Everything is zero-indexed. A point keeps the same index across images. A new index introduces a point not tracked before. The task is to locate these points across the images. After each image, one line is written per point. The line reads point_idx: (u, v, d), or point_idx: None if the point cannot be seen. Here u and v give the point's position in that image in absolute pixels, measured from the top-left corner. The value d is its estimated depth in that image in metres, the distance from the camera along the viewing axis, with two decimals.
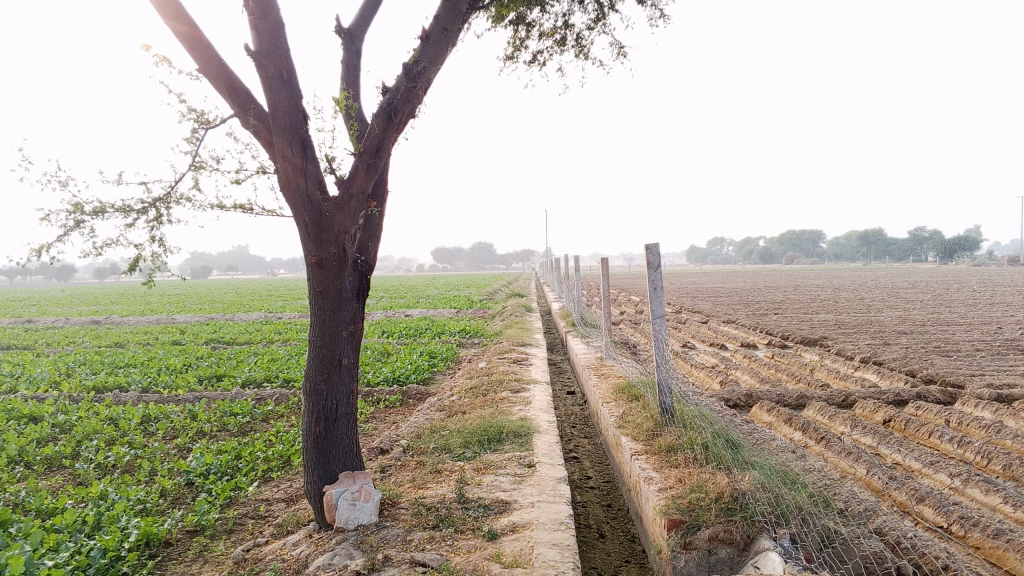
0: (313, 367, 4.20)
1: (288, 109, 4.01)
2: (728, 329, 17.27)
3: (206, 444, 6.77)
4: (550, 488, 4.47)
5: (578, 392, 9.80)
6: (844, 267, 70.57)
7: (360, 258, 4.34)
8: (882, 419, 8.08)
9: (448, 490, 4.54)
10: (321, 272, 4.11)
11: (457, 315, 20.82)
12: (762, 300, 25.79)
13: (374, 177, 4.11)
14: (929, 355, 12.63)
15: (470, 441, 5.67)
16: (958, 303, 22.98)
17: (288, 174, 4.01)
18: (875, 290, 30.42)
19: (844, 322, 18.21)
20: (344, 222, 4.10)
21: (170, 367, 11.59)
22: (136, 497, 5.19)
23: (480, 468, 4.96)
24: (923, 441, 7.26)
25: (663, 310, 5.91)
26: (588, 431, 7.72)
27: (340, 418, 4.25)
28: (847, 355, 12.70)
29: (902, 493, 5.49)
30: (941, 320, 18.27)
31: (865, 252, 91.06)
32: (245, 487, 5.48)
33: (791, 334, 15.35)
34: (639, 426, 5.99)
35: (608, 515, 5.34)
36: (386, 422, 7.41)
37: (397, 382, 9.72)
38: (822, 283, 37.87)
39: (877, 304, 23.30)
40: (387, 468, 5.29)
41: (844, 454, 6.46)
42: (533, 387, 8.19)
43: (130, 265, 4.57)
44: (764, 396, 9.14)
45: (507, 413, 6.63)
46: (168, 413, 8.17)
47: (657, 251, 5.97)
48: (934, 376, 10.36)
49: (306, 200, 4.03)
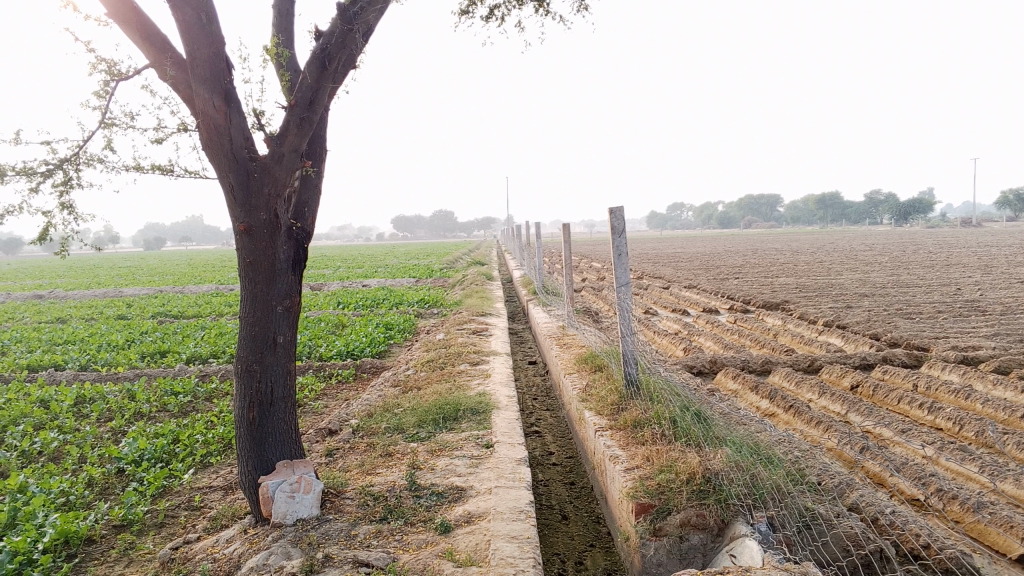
0: (244, 346, 3.80)
1: (208, 58, 3.56)
2: (689, 294, 17.09)
3: (142, 426, 6.33)
4: (509, 471, 4.13)
5: (539, 363, 9.50)
6: (800, 230, 71.11)
7: (294, 226, 3.93)
8: (850, 384, 7.88)
9: (398, 476, 4.17)
10: (250, 240, 3.69)
11: (416, 284, 20.35)
12: (722, 265, 25.68)
13: (308, 133, 3.69)
14: (891, 317, 12.53)
15: (425, 420, 5.31)
16: (915, 265, 23.07)
17: (210, 131, 3.58)
18: (832, 253, 30.54)
19: (804, 285, 18.11)
20: (274, 185, 3.69)
21: (111, 343, 11.05)
22: (59, 490, 4.75)
23: (434, 450, 4.60)
24: (892, 407, 7.08)
25: (628, 277, 5.58)
26: (550, 403, 7.41)
27: (276, 402, 3.86)
28: (810, 318, 12.56)
29: (877, 464, 5.27)
30: (899, 282, 18.26)
31: (822, 215, 92.06)
32: (181, 475, 5.07)
33: (753, 298, 15.18)
34: (603, 399, 5.67)
35: (572, 494, 5.03)
36: (338, 399, 7.02)
37: (351, 356, 9.31)
38: (778, 247, 38.03)
39: (836, 267, 23.31)
40: (335, 451, 4.92)
41: (815, 423, 6.22)
42: (492, 359, 7.85)
43: (40, 235, 4.11)
44: (729, 362, 8.90)
45: (464, 388, 6.28)
46: (104, 393, 7.69)
47: (621, 215, 5.63)
48: (898, 339, 10.23)
49: (231, 161, 3.60)
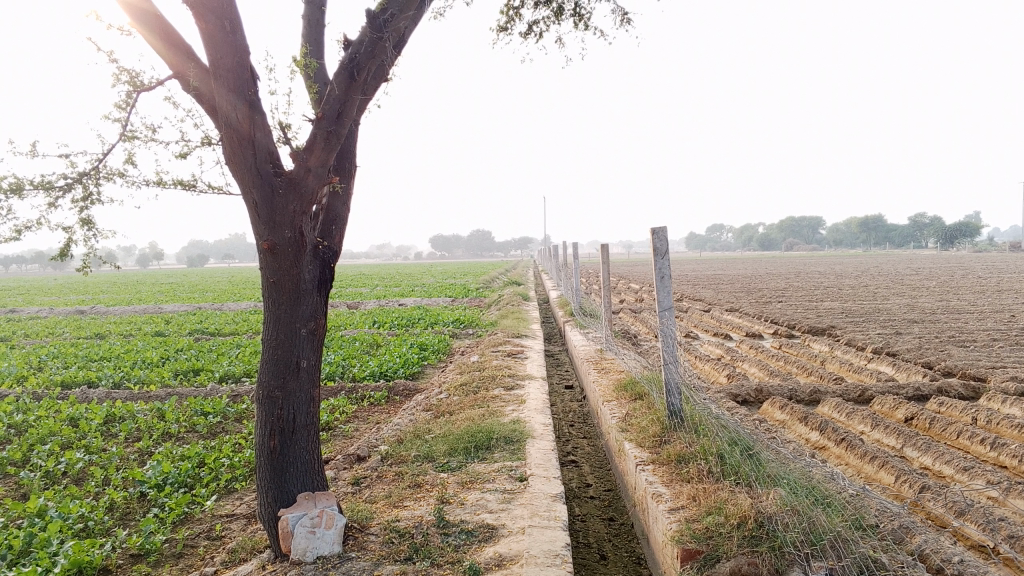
0: (266, 371, 3.60)
1: (232, 67, 3.40)
2: (732, 318, 16.69)
3: (169, 447, 6.18)
4: (544, 509, 3.87)
5: (576, 387, 9.22)
6: (843, 253, 69.94)
7: (321, 245, 3.74)
8: (904, 416, 7.49)
9: (426, 510, 3.93)
10: (274, 259, 3.50)
11: (452, 304, 20.17)
12: (764, 288, 25.18)
13: (335, 147, 3.50)
14: (944, 345, 12.05)
15: (456, 449, 5.07)
16: (965, 290, 22.38)
17: (233, 145, 3.41)
18: (878, 277, 29.80)
19: (851, 310, 17.60)
20: (300, 201, 3.50)
21: (146, 360, 11.02)
22: (78, 515, 4.59)
23: (465, 482, 4.36)
24: (951, 442, 6.68)
25: (671, 302, 5.31)
26: (588, 430, 7.13)
27: (299, 430, 3.64)
28: (858, 345, 12.13)
29: (939, 506, 4.92)
30: (950, 308, 17.67)
31: (866, 239, 90.55)
32: (204, 501, 4.88)
33: (798, 322, 14.74)
34: (644, 430, 5.40)
35: (610, 531, 4.75)
36: (368, 423, 6.82)
37: (384, 377, 9.13)
38: (822, 271, 37.29)
39: (882, 291, 22.70)
40: (362, 480, 4.70)
41: (869, 458, 5.87)
42: (527, 384, 7.60)
43: (60, 252, 3.98)
44: (775, 391, 8.55)
45: (499, 414, 6.04)
46: (134, 412, 7.58)
47: (664, 236, 5.36)
48: (953, 368, 9.78)
49: (255, 176, 3.43)
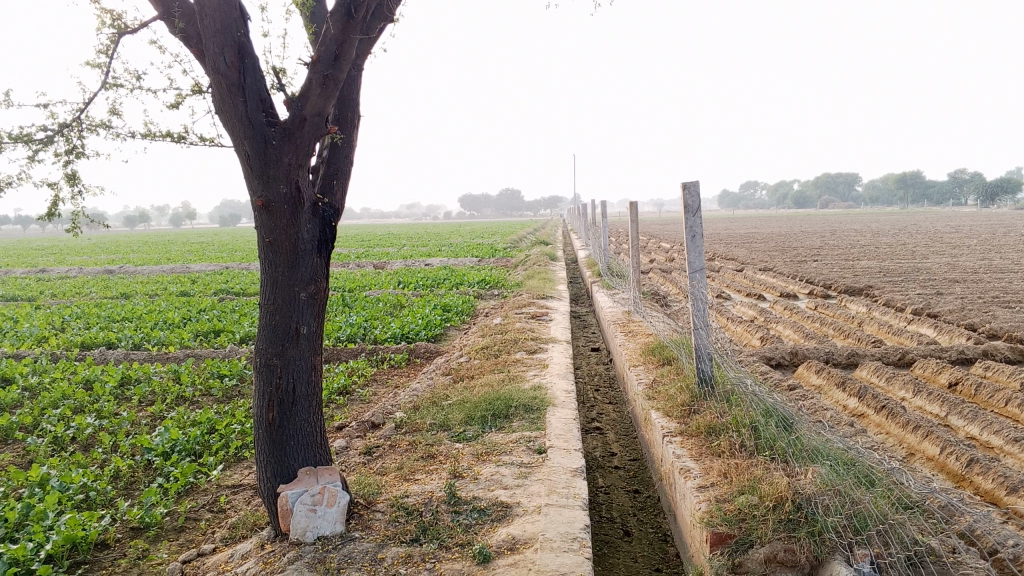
0: (263, 338, 3.36)
1: (218, 5, 3.10)
2: (765, 278, 16.24)
3: (181, 412, 6.01)
4: (562, 485, 3.60)
5: (603, 349, 8.95)
6: (880, 211, 68.51)
7: (322, 201, 3.45)
8: (948, 382, 7.12)
9: (437, 485, 3.69)
10: (269, 217, 3.23)
11: (479, 264, 19.90)
12: (798, 246, 24.59)
13: (333, 93, 3.20)
14: (988, 306, 11.56)
15: (473, 417, 4.82)
16: (1008, 249, 21.65)
17: (222, 92, 3.14)
18: (917, 235, 28.99)
19: (889, 269, 17.06)
20: (296, 153, 3.21)
21: (167, 320, 10.90)
22: (79, 484, 4.42)
23: (480, 454, 4.10)
24: (998, 410, 6.32)
25: (703, 262, 4.99)
26: (614, 395, 6.86)
27: (299, 401, 3.39)
28: (897, 306, 11.68)
29: (991, 481, 4.59)
30: (993, 267, 17.06)
31: (903, 196, 88.60)
32: (211, 470, 4.69)
33: (834, 282, 14.28)
34: (672, 398, 5.11)
35: (636, 505, 4.50)
36: (387, 387, 6.60)
37: (405, 339, 8.90)
38: (857, 228, 36.44)
39: (920, 250, 22.02)
40: (373, 450, 4.47)
41: (911, 427, 5.54)
42: (552, 347, 7.33)
43: (47, 211, 3.75)
44: (811, 354, 8.22)
45: (520, 380, 5.78)
46: (149, 375, 7.43)
47: (696, 191, 5.01)
48: (998, 331, 9.35)
49: (247, 126, 3.16)
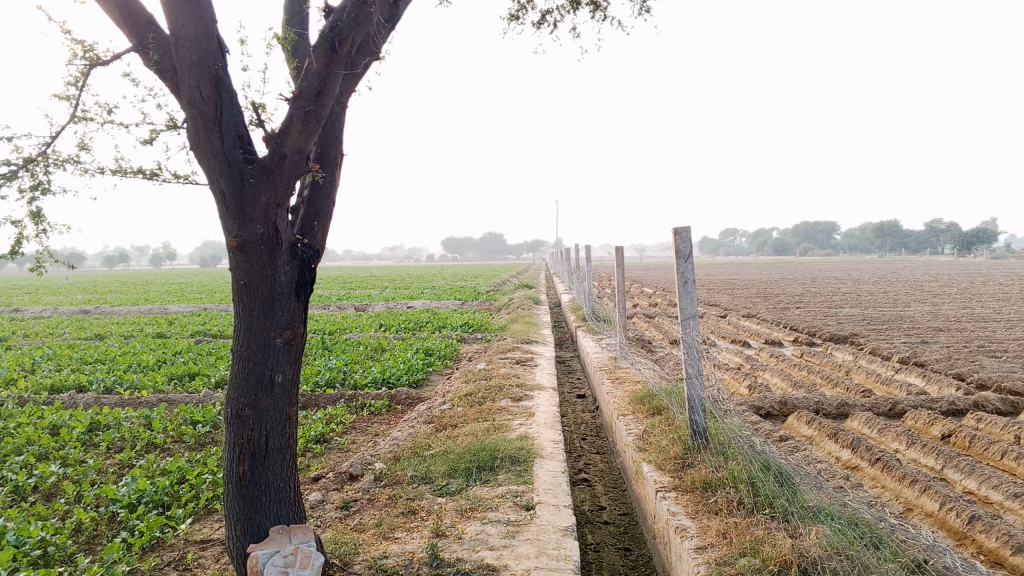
0: (235, 386, 3.16)
1: (196, 36, 2.96)
2: (749, 324, 16.14)
3: (150, 460, 5.74)
4: (552, 547, 3.39)
5: (589, 396, 8.75)
6: (859, 259, 69.13)
7: (301, 243, 3.28)
8: (940, 433, 6.97)
9: (418, 545, 3.46)
10: (245, 258, 3.05)
11: (462, 307, 19.70)
12: (780, 293, 24.59)
13: (314, 129, 3.06)
14: (975, 355, 11.49)
15: (457, 469, 4.61)
16: (988, 297, 21.77)
17: (197, 127, 2.99)
18: (897, 283, 29.15)
19: (872, 317, 17.03)
20: (274, 192, 3.05)
21: (142, 363, 10.61)
22: (37, 538, 4.15)
23: (464, 510, 3.88)
24: (994, 463, 6.17)
25: (695, 309, 4.84)
26: (601, 444, 6.66)
27: (272, 454, 3.18)
28: (884, 355, 11.58)
29: (994, 540, 4.42)
30: (975, 316, 17.07)
31: (881, 244, 89.55)
32: (179, 524, 4.44)
33: (819, 330, 14.21)
34: (664, 450, 4.92)
35: (627, 564, 4.29)
36: (367, 435, 6.36)
37: (386, 384, 8.67)
38: (838, 276, 36.58)
39: (902, 298, 22.06)
40: (351, 504, 4.24)
41: (907, 481, 5.37)
42: (537, 395, 7.13)
43: (10, 249, 3.55)
44: (800, 403, 8.07)
45: (505, 429, 5.58)
46: (120, 420, 7.14)
47: (687, 237, 4.87)
48: (987, 381, 9.24)
49: (222, 162, 3.01)
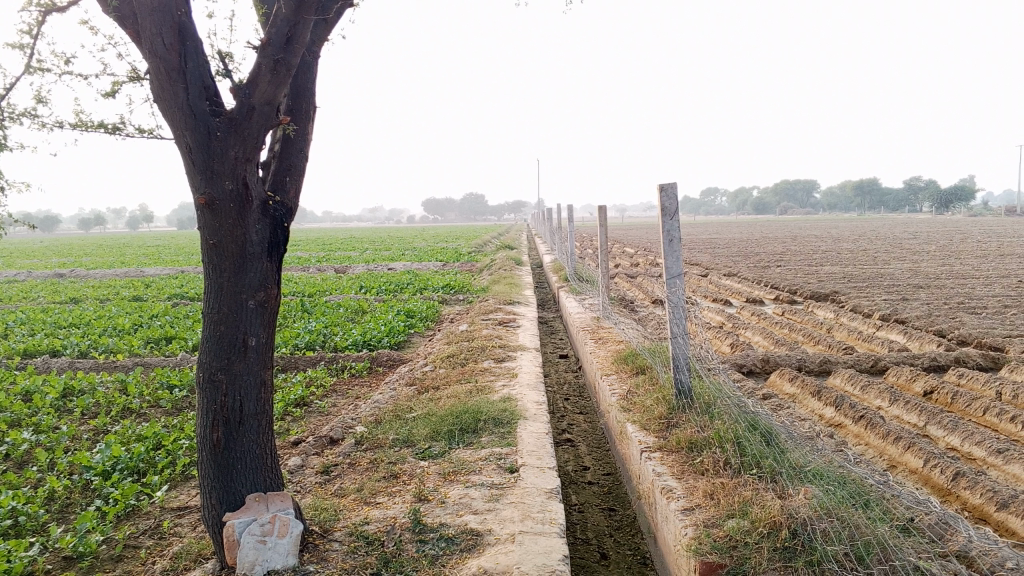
0: (207, 351, 3.04)
1: None
2: (731, 283, 16.13)
3: (126, 426, 5.62)
4: (537, 510, 3.33)
5: (571, 356, 8.70)
6: (838, 217, 69.40)
7: (273, 200, 3.15)
8: (923, 390, 6.97)
9: (400, 510, 3.39)
10: (213, 217, 2.92)
11: (443, 268, 19.56)
12: (761, 251, 24.63)
13: (284, 79, 2.92)
14: (955, 312, 11.53)
15: (439, 432, 4.53)
16: (967, 254, 21.90)
17: (160, 78, 2.83)
18: (876, 241, 29.24)
19: (853, 275, 17.06)
20: (243, 146, 2.91)
21: (117, 327, 10.43)
22: (8, 508, 4.05)
23: (447, 474, 3.81)
24: (976, 419, 6.18)
25: (681, 267, 4.76)
26: (584, 405, 6.61)
27: (247, 420, 3.07)
28: (865, 312, 11.60)
29: (978, 496, 4.41)
30: (954, 273, 17.16)
31: (861, 202, 89.91)
32: (155, 490, 4.34)
33: (800, 288, 14.22)
34: (649, 410, 4.86)
35: (612, 525, 4.24)
36: (347, 398, 6.27)
37: (367, 346, 8.56)
38: (818, 234, 36.69)
39: (881, 256, 22.13)
40: (332, 469, 4.16)
41: (891, 438, 5.36)
42: (520, 355, 7.05)
43: None
44: (782, 361, 8.05)
45: (488, 391, 5.50)
46: (94, 385, 7.00)
47: (673, 193, 4.77)
48: (968, 337, 9.27)
49: (188, 116, 2.86)
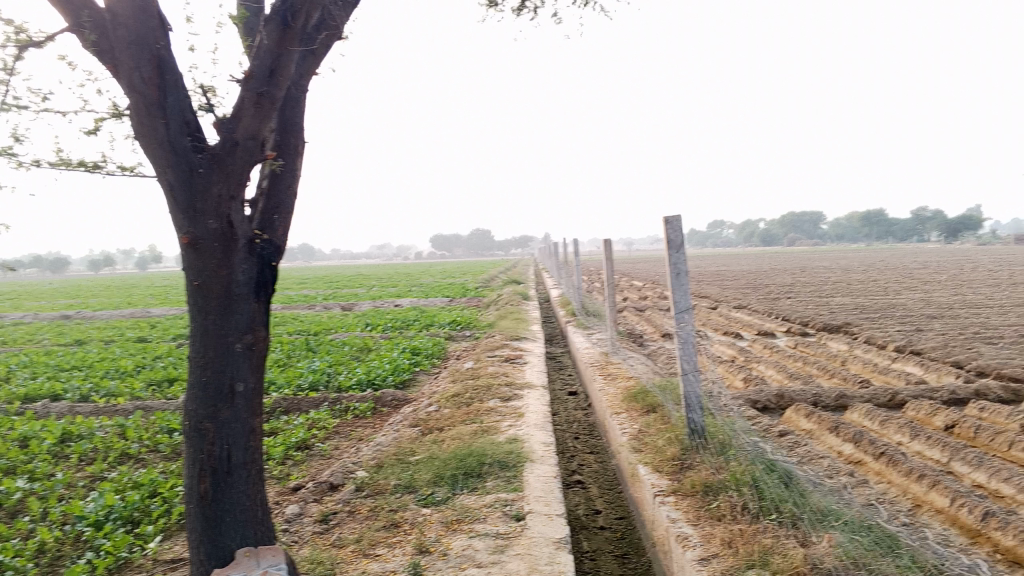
0: (194, 397, 2.89)
1: (133, 12, 2.70)
2: (741, 316, 15.92)
3: (122, 472, 5.44)
4: (544, 562, 3.13)
5: (580, 393, 8.51)
6: (846, 248, 69.15)
7: (260, 238, 3.01)
8: (943, 424, 6.75)
9: (400, 563, 3.20)
10: (197, 257, 2.79)
11: (450, 305, 19.40)
12: (770, 284, 24.38)
13: (268, 113, 2.82)
14: (971, 342, 11.28)
15: (443, 477, 4.34)
16: (979, 283, 21.63)
17: (139, 114, 2.72)
18: (886, 271, 29.03)
19: (864, 306, 16.82)
20: (227, 182, 2.79)
21: (119, 369, 10.26)
22: None
23: (450, 523, 3.62)
24: (1000, 454, 5.95)
25: (689, 302, 4.60)
26: (594, 444, 6.41)
27: (236, 470, 2.90)
28: (879, 343, 11.37)
29: (1010, 537, 4.17)
30: (968, 302, 16.91)
31: (869, 233, 89.67)
32: (148, 542, 4.15)
33: (812, 319, 13.99)
34: (661, 451, 4.67)
35: (625, 573, 4.03)
36: (350, 440, 6.08)
37: (372, 386, 8.38)
38: (827, 265, 36.47)
39: (893, 286, 21.87)
40: (331, 517, 3.97)
41: (914, 476, 5.14)
42: (527, 394, 6.87)
43: None
44: (797, 396, 7.83)
45: (495, 432, 5.32)
46: (92, 429, 6.83)
47: (678, 226, 4.63)
48: (987, 368, 9.03)
49: (169, 152, 2.74)
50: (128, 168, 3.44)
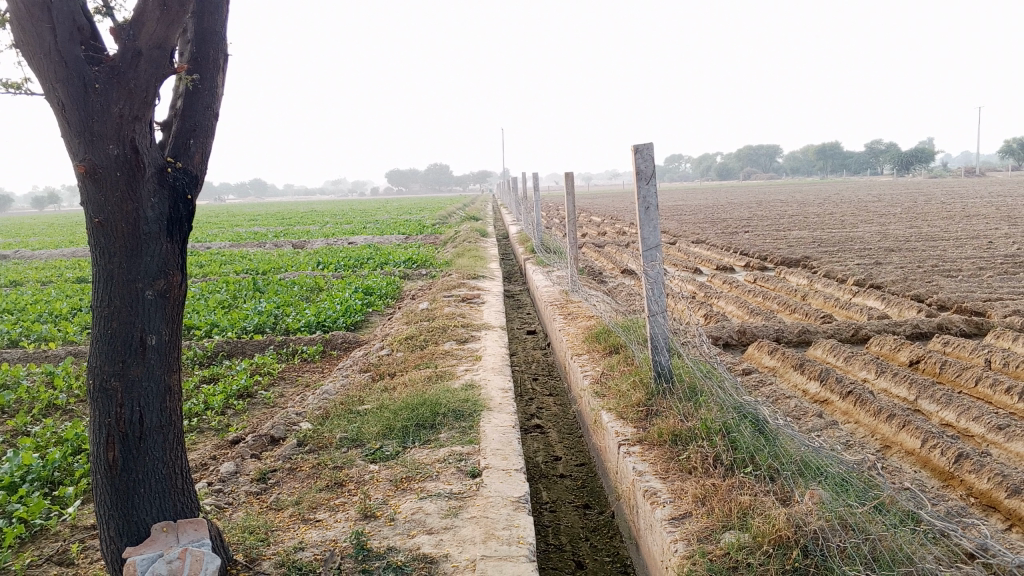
0: (98, 352, 2.51)
1: None
2: (700, 250, 15.75)
3: (46, 426, 5.04)
4: (501, 526, 2.86)
5: (539, 332, 8.24)
6: (802, 181, 69.47)
7: (172, 168, 2.61)
8: (908, 360, 6.61)
9: (343, 530, 2.90)
10: (97, 189, 2.39)
11: (406, 242, 18.93)
12: (728, 218, 24.23)
13: (176, 18, 2.40)
14: (930, 275, 11.21)
15: (393, 428, 4.04)
16: (934, 216, 21.66)
17: (20, 16, 2.28)
18: (840, 204, 29.05)
19: (822, 239, 16.74)
20: (129, 101, 2.38)
21: (54, 312, 9.73)
22: None
23: (399, 481, 3.32)
24: (967, 391, 5.82)
25: (658, 238, 4.29)
26: (553, 385, 6.16)
27: (149, 435, 2.55)
28: (839, 277, 11.23)
29: (986, 481, 4.00)
30: (923, 235, 16.92)
31: (824, 166, 90.19)
32: (68, 506, 3.80)
33: (771, 253, 13.85)
34: (625, 396, 4.41)
35: (587, 528, 3.79)
36: (296, 387, 5.73)
37: (321, 328, 8.01)
38: (783, 198, 36.48)
39: (849, 219, 21.85)
40: (269, 475, 3.65)
41: (883, 416, 4.96)
42: (484, 335, 6.57)
43: None
44: (760, 333, 7.65)
45: (449, 377, 5.01)
46: (17, 379, 6.37)
47: (648, 154, 4.24)
48: (948, 302, 8.94)
49: (58, 63, 2.31)
50: (13, 84, 2.96)
